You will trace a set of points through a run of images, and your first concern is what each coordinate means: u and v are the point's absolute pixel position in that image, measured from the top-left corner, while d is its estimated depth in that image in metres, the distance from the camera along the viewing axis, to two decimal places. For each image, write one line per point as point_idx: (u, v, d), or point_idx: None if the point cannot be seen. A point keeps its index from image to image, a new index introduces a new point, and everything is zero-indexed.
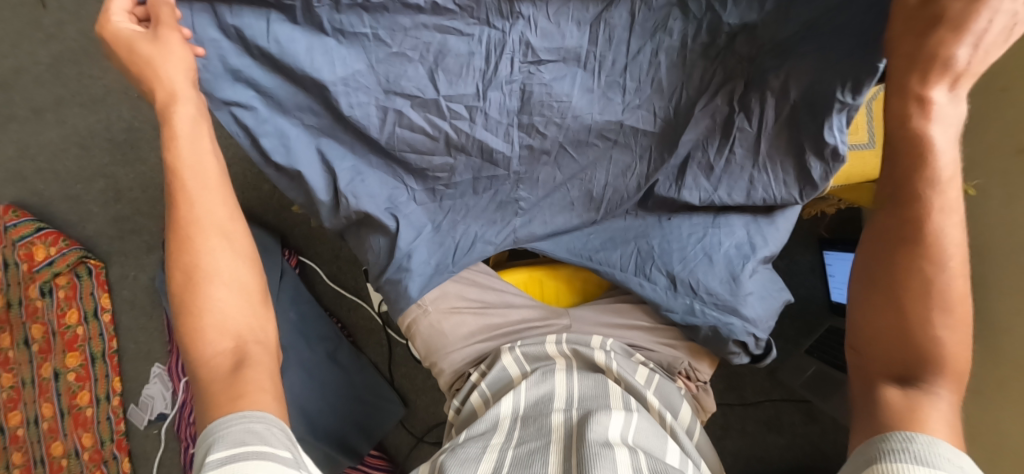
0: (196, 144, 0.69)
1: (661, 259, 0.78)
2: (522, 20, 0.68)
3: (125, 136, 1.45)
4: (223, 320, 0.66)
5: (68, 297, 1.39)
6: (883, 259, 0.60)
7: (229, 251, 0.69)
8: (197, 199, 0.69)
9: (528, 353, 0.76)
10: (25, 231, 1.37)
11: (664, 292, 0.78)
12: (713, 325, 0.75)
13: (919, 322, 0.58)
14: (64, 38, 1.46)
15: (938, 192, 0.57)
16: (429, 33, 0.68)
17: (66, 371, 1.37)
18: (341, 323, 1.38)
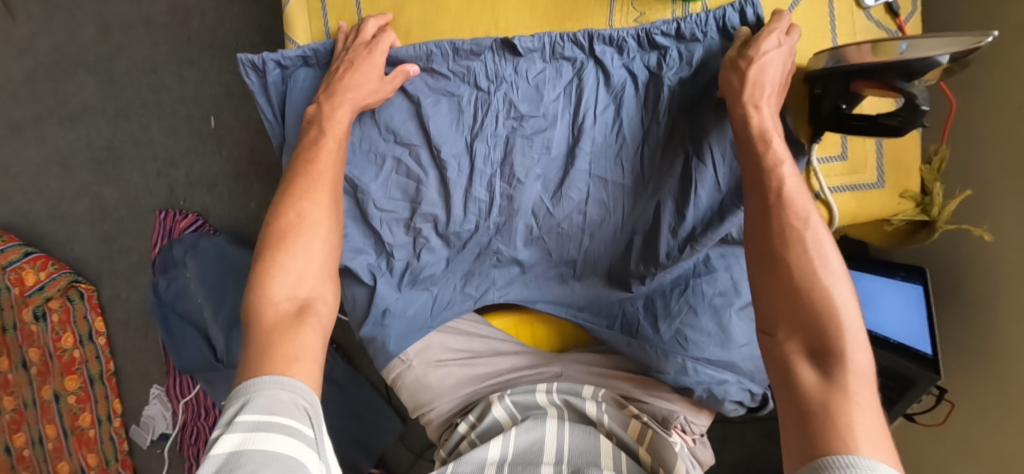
0: (313, 244, 0.71)
1: (648, 318, 0.81)
2: (505, 84, 0.78)
3: (106, 154, 1.39)
4: (287, 272, 0.69)
5: (62, 322, 1.36)
6: (763, 285, 0.63)
7: (297, 279, 0.69)
8: (295, 223, 0.71)
9: (519, 402, 0.77)
10: (13, 256, 1.34)
11: (658, 352, 0.79)
12: (706, 387, 0.76)
13: (815, 328, 0.58)
14: (37, 52, 1.39)
15: (775, 296, 0.62)
16: (428, 93, 0.79)
17: (67, 393, 1.35)
18: (336, 343, 1.34)
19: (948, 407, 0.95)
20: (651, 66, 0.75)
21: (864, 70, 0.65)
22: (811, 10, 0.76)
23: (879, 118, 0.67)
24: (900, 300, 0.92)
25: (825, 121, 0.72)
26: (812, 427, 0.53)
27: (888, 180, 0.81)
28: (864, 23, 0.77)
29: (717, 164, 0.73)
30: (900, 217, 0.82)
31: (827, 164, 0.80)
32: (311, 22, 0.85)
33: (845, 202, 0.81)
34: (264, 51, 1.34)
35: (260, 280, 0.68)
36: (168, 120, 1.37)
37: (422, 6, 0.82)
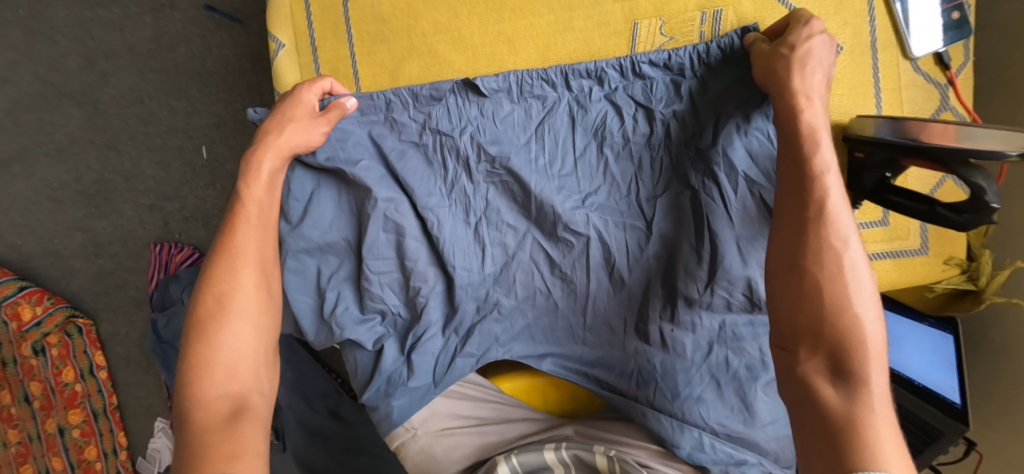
0: (241, 329, 0.69)
1: (664, 381, 0.75)
2: (470, 127, 0.78)
3: (97, 188, 1.36)
4: (220, 364, 0.66)
5: (61, 356, 1.33)
6: (782, 298, 0.60)
7: (234, 368, 0.67)
8: (220, 307, 0.69)
9: (527, 462, 0.70)
10: (7, 291, 1.30)
11: (673, 425, 0.74)
12: (724, 468, 0.72)
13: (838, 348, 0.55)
14: (18, 81, 1.34)
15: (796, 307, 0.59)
16: (400, 144, 0.79)
17: (71, 427, 1.33)
18: (340, 378, 1.34)
19: (976, 457, 0.91)
20: (637, 97, 0.76)
21: (916, 149, 0.61)
22: (853, 67, 0.77)
23: (937, 205, 0.63)
24: (926, 346, 0.89)
25: (869, 192, 0.70)
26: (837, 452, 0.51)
27: (932, 247, 0.84)
28: (910, 76, 0.77)
29: (728, 198, 0.72)
30: (944, 283, 0.85)
31: (869, 230, 0.83)
32: (304, 75, 0.84)
33: (886, 269, 0.84)
34: (255, 80, 1.30)
35: (191, 380, 0.65)
36: (158, 152, 1.33)
37: (424, 60, 0.82)
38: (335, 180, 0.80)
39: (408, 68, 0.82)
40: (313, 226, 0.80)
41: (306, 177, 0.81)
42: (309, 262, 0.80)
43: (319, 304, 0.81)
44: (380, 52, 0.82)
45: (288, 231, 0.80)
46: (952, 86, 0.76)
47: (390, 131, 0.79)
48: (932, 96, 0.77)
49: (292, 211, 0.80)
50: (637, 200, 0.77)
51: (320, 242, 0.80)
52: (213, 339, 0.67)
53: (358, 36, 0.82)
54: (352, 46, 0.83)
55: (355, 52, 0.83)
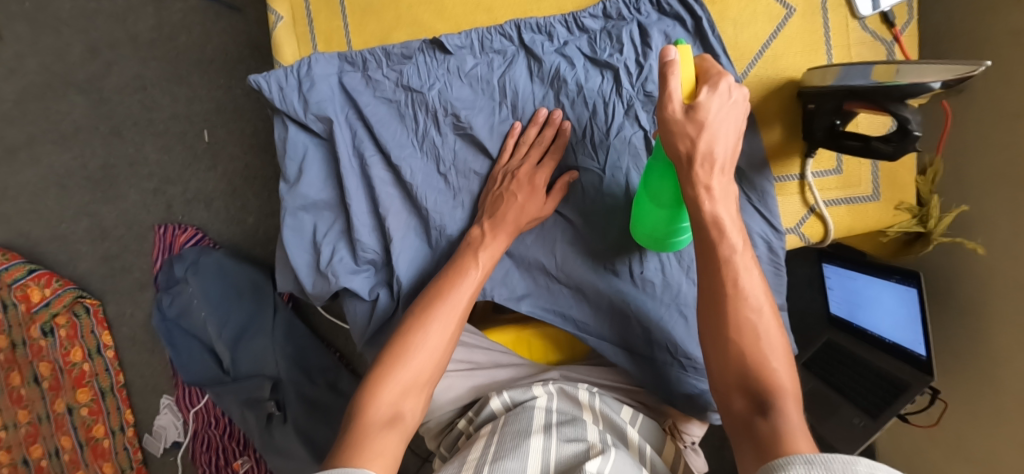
0: (440, 325, 0.70)
1: (637, 318, 0.77)
2: (437, 85, 0.77)
3: (102, 173, 1.41)
4: (419, 365, 0.68)
5: (69, 337, 1.38)
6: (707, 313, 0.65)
7: (409, 382, 0.67)
8: (448, 305, 0.71)
9: (516, 395, 0.75)
10: (18, 273, 1.36)
11: (643, 357, 0.78)
12: (688, 396, 0.77)
13: (754, 364, 0.63)
14: (25, 72, 1.39)
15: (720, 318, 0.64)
16: (372, 100, 0.78)
17: (79, 406, 1.38)
18: (340, 353, 1.38)
19: (940, 407, 0.97)
20: (586, 52, 0.75)
21: (855, 92, 0.63)
22: (804, 28, 0.73)
23: (873, 140, 0.63)
24: (896, 303, 0.96)
25: (820, 140, 0.69)
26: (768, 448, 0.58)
27: (884, 193, 0.75)
28: (859, 35, 0.73)
29: None
30: (895, 229, 0.76)
31: (821, 178, 0.74)
32: (301, 46, 0.84)
33: (840, 215, 0.75)
34: (254, 65, 1.35)
35: (375, 379, 0.67)
36: (161, 137, 1.38)
37: (410, 31, 0.82)
38: (316, 139, 0.81)
39: (396, 37, 0.82)
40: (309, 182, 0.81)
41: (301, 137, 0.81)
42: (305, 218, 0.82)
43: (315, 258, 0.82)
44: (369, 23, 0.83)
45: (287, 190, 0.81)
46: (898, 43, 0.73)
47: (365, 88, 0.78)
48: (880, 52, 0.73)
49: (289, 170, 0.81)
50: (592, 143, 0.75)
51: (312, 199, 0.81)
52: (409, 338, 0.69)
53: (349, 7, 0.83)
54: (345, 18, 0.83)
55: (347, 21, 0.83)
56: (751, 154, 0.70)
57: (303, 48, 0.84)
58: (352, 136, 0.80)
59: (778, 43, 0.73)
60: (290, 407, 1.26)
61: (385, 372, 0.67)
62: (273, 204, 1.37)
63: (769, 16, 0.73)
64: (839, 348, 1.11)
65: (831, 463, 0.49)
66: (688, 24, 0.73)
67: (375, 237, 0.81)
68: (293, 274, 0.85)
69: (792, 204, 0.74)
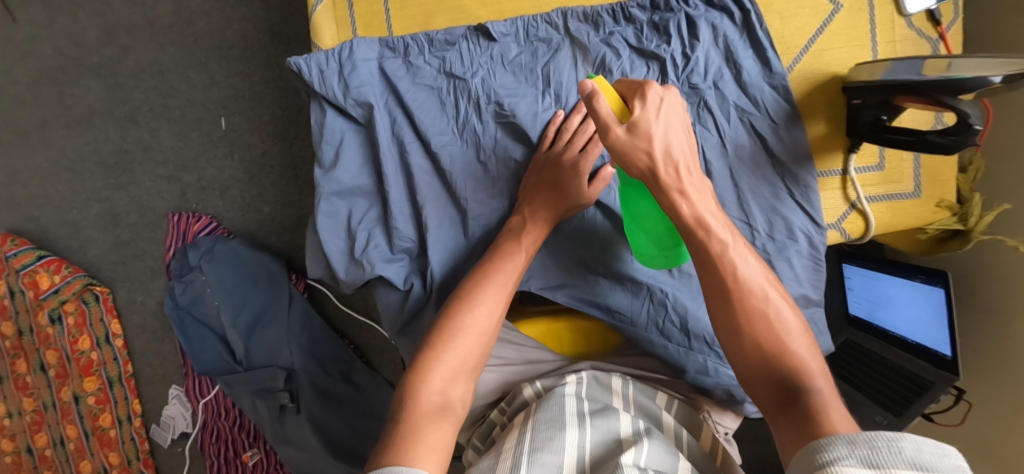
0: (482, 310, 0.69)
1: (675, 311, 0.77)
2: (481, 72, 0.78)
3: (116, 159, 1.39)
4: (466, 349, 0.66)
5: (77, 325, 1.36)
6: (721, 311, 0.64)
7: (455, 367, 0.65)
8: (485, 289, 0.70)
9: (547, 383, 0.76)
10: (27, 260, 1.34)
11: (680, 349, 0.78)
12: (726, 388, 0.77)
13: (774, 349, 0.62)
14: (39, 55, 1.37)
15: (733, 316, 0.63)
16: (412, 86, 0.79)
17: (86, 395, 1.37)
18: (353, 345, 1.37)
19: (965, 407, 0.97)
20: (632, 42, 0.76)
21: (906, 85, 0.64)
22: (850, 23, 0.75)
23: (927, 134, 0.64)
24: (921, 303, 0.96)
25: (865, 134, 0.71)
26: (808, 425, 0.55)
27: (925, 189, 0.77)
28: (904, 31, 0.75)
29: (721, 128, 0.75)
30: (934, 226, 0.78)
31: (863, 174, 0.76)
32: (341, 31, 0.83)
33: (882, 211, 0.77)
34: (273, 53, 1.34)
35: (423, 363, 0.65)
36: (177, 124, 1.36)
37: (452, 16, 0.83)
38: (354, 123, 0.81)
39: (437, 22, 0.82)
40: (346, 167, 0.80)
41: (339, 122, 0.80)
42: (338, 203, 0.81)
43: (349, 244, 0.81)
44: (411, 7, 0.82)
45: (322, 175, 0.80)
46: (943, 41, 0.75)
47: (406, 74, 0.79)
48: (924, 49, 0.75)
49: (324, 155, 0.81)
50: None
51: (347, 185, 0.80)
52: (456, 320, 0.67)
53: None
54: (387, 3, 0.82)
55: (389, 7, 0.82)
56: (795, 147, 0.74)
57: (342, 32, 0.84)
58: (391, 122, 0.80)
59: (824, 37, 0.75)
60: (303, 398, 1.25)
61: (430, 357, 0.65)
62: (289, 193, 1.36)
63: (815, 11, 0.75)
64: (859, 347, 1.11)
65: (876, 442, 0.47)
66: (735, 18, 0.74)
67: (412, 225, 0.80)
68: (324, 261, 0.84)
69: (833, 198, 0.76)
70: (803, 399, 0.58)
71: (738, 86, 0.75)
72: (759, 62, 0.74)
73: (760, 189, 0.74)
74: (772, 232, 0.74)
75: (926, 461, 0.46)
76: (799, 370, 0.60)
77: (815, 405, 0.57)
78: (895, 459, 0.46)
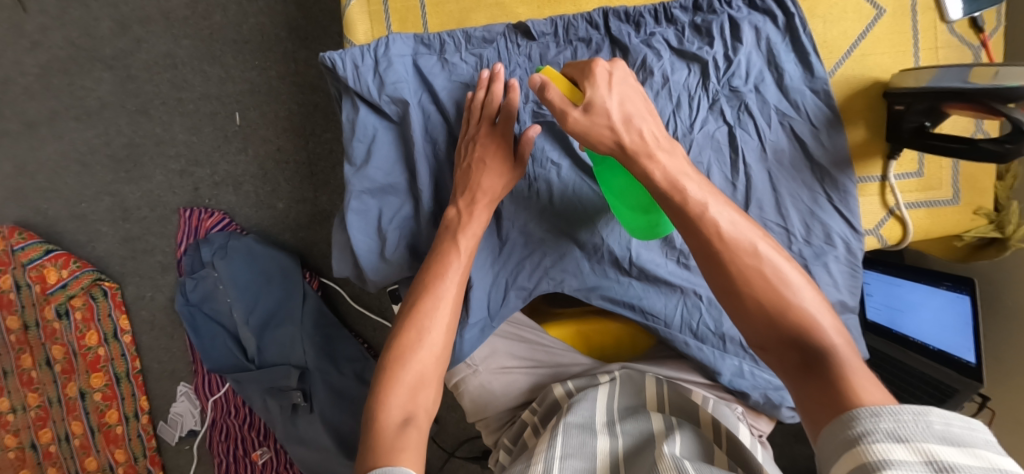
0: (435, 316, 0.71)
1: (710, 312, 0.78)
2: (518, 71, 0.79)
3: (127, 152, 1.37)
4: (422, 356, 0.68)
5: (85, 319, 1.34)
6: (715, 277, 0.60)
7: (418, 379, 0.67)
8: (433, 291, 0.72)
9: (579, 383, 0.76)
10: (35, 254, 1.32)
11: (714, 352, 0.78)
12: (763, 392, 0.77)
13: (776, 307, 0.57)
14: (50, 45, 1.35)
15: (729, 278, 0.59)
16: (448, 83, 0.80)
17: (92, 391, 1.35)
18: (367, 344, 1.36)
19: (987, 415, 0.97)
20: (673, 44, 0.78)
21: (958, 92, 0.67)
22: (894, 28, 0.79)
23: (979, 141, 0.67)
24: (946, 311, 0.95)
25: (908, 140, 0.75)
26: (832, 393, 0.51)
27: (963, 197, 0.82)
28: (946, 38, 0.80)
29: (761, 131, 0.77)
30: (972, 233, 0.82)
31: (903, 180, 0.81)
32: (374, 26, 0.83)
33: (920, 218, 0.82)
34: (290, 48, 1.32)
35: (384, 382, 0.66)
36: (190, 118, 1.35)
37: (491, 13, 0.83)
38: (386, 120, 0.80)
39: (475, 19, 0.83)
40: (379, 163, 0.80)
41: (371, 119, 0.80)
42: (370, 201, 0.80)
43: (381, 243, 0.81)
44: (448, 3, 0.83)
45: (353, 172, 0.80)
46: (985, 47, 0.80)
47: (443, 72, 0.80)
48: (966, 55, 0.80)
49: (355, 152, 0.80)
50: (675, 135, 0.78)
51: (380, 183, 0.80)
52: (410, 334, 0.69)
53: None
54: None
55: (424, 2, 0.82)
56: (836, 152, 0.77)
57: (376, 27, 0.83)
58: (426, 120, 0.80)
59: (867, 43, 0.79)
60: (316, 397, 1.24)
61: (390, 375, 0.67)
62: (304, 189, 1.35)
63: (859, 15, 0.79)
64: (877, 353, 1.10)
65: (901, 415, 0.45)
66: (779, 21, 0.77)
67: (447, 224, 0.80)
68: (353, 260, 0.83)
69: (871, 204, 0.81)
70: (824, 364, 0.54)
71: (779, 89, 0.78)
72: (801, 66, 0.77)
73: (799, 193, 0.77)
74: (806, 235, 0.76)
75: (957, 435, 0.43)
76: (810, 329, 0.56)
77: (835, 369, 0.53)
78: (923, 433, 0.43)
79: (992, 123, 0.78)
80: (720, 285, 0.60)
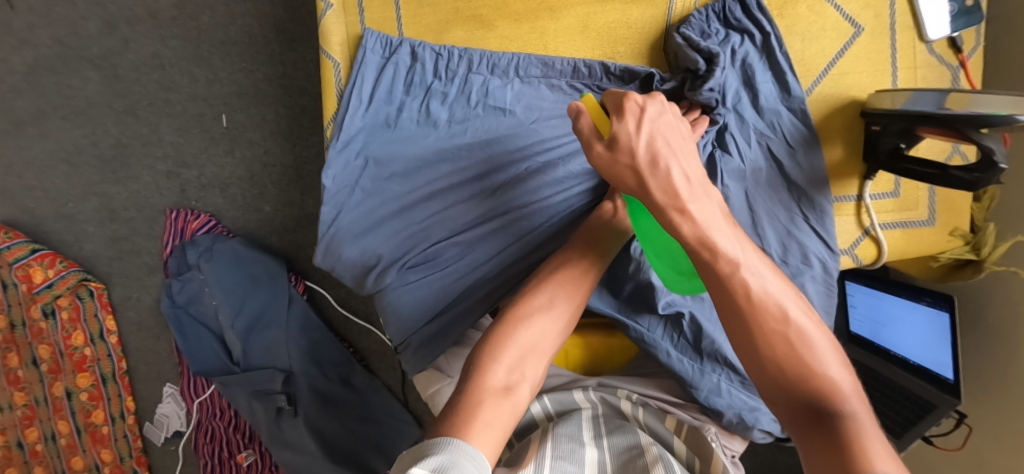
0: (560, 298, 0.72)
1: (691, 325, 0.78)
2: (497, 75, 0.84)
3: (114, 153, 1.36)
4: (539, 333, 0.70)
5: (71, 320, 1.34)
6: (735, 325, 0.59)
7: (528, 350, 0.69)
8: (558, 275, 0.74)
9: (558, 403, 0.75)
10: (20, 253, 1.31)
11: (693, 367, 0.77)
12: (737, 412, 0.75)
13: (795, 374, 0.57)
14: (37, 44, 1.34)
15: (749, 328, 0.58)
16: (432, 80, 0.84)
17: (79, 391, 1.34)
18: (353, 348, 1.36)
19: (965, 432, 0.97)
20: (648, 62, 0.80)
21: (930, 117, 0.67)
22: (872, 46, 0.79)
23: (949, 168, 0.68)
24: (925, 328, 0.94)
25: (884, 162, 0.75)
26: (839, 452, 0.51)
27: (940, 218, 0.82)
28: (925, 57, 0.79)
29: (741, 152, 0.78)
30: (946, 255, 0.82)
31: (879, 201, 0.81)
32: (351, 35, 0.85)
33: (895, 238, 0.82)
34: (278, 50, 1.32)
35: (495, 342, 0.68)
36: (178, 119, 1.34)
37: (468, 26, 0.84)
38: (372, 111, 0.84)
39: (451, 32, 0.84)
40: (359, 152, 0.83)
41: (359, 108, 0.83)
42: (361, 198, 0.83)
43: (356, 231, 0.83)
44: (425, 15, 0.85)
45: (334, 158, 0.82)
46: (963, 68, 0.80)
47: (428, 68, 0.84)
48: (944, 76, 0.80)
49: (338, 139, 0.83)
50: None
51: (359, 171, 0.83)
52: (530, 300, 0.72)
53: None
54: (399, 11, 0.84)
55: (401, 16, 0.85)
56: (813, 173, 0.77)
57: (353, 38, 0.85)
58: (410, 111, 0.84)
59: (845, 61, 0.79)
60: (301, 401, 1.24)
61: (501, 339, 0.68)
62: (291, 193, 1.34)
63: (838, 33, 0.78)
64: (859, 364, 1.09)
65: None
66: (757, 40, 0.78)
67: (423, 216, 0.83)
68: (326, 247, 0.84)
69: (847, 224, 0.81)
70: (836, 424, 0.54)
71: (755, 108, 0.79)
72: (778, 85, 0.78)
73: (776, 213, 0.77)
74: (781, 255, 0.76)
75: None
76: (824, 388, 0.56)
77: (849, 433, 0.53)
78: None
79: (968, 147, 0.78)
80: (739, 331, 0.59)
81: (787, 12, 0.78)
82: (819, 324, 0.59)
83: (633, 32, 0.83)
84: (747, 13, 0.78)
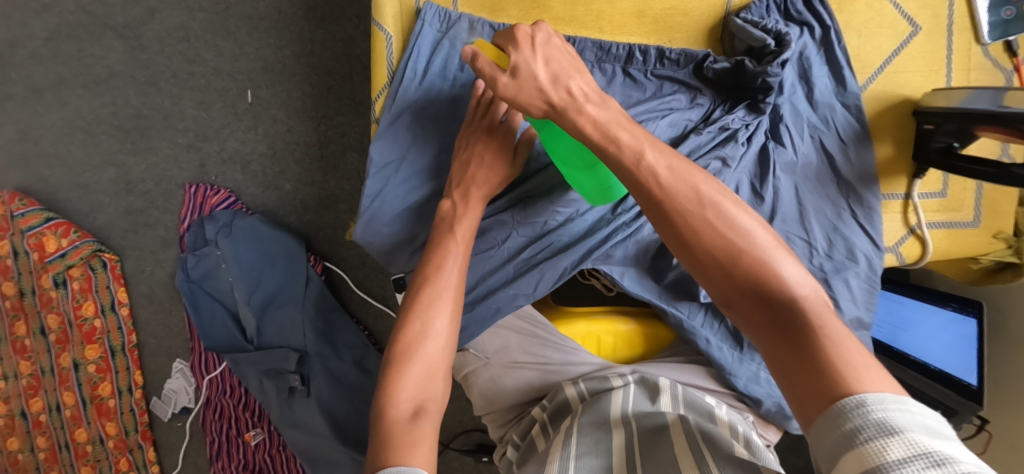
0: (449, 270, 0.72)
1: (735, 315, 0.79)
2: None
3: (134, 124, 1.35)
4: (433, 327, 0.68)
5: (83, 290, 1.33)
6: (671, 234, 0.58)
7: (428, 346, 0.66)
8: (435, 257, 0.73)
9: (591, 387, 0.75)
10: (35, 221, 1.30)
11: (732, 356, 0.78)
12: (776, 401, 0.77)
13: (732, 261, 0.55)
14: (61, 10, 1.32)
15: (680, 229, 0.57)
16: None
17: (87, 362, 1.33)
18: (368, 331, 1.35)
19: (984, 439, 0.98)
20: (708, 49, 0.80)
21: (990, 114, 0.67)
22: (928, 46, 0.80)
23: (1010, 165, 0.68)
24: (949, 335, 0.95)
25: (934, 160, 0.77)
26: (809, 362, 0.49)
27: (984, 220, 0.83)
28: (980, 60, 0.81)
29: (794, 144, 0.78)
30: (989, 257, 0.83)
31: (926, 199, 0.82)
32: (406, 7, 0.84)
33: (939, 238, 0.83)
34: (306, 28, 1.30)
35: (396, 358, 0.66)
36: (201, 92, 1.33)
37: (523, 5, 0.84)
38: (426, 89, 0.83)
39: (506, 9, 0.84)
40: (409, 130, 0.83)
41: (412, 86, 0.83)
42: (406, 173, 0.83)
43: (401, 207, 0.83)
44: None
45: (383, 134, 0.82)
46: (1018, 71, 0.80)
47: None
48: (997, 79, 0.81)
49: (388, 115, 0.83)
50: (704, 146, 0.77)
51: (407, 148, 0.83)
52: (429, 283, 0.71)
53: None
54: None
55: None
56: (861, 168, 0.78)
57: (405, 11, 0.84)
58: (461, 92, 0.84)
59: (900, 60, 0.80)
60: (314, 381, 1.23)
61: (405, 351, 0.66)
62: (313, 172, 1.33)
63: (894, 31, 0.80)
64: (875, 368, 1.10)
65: (886, 404, 0.43)
66: (816, 33, 0.79)
67: None
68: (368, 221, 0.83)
69: (893, 222, 0.82)
70: (794, 322, 0.52)
71: (809, 101, 0.79)
72: (833, 79, 0.79)
73: (824, 208, 0.77)
74: (829, 249, 0.76)
75: (934, 424, 0.42)
76: (774, 286, 0.54)
77: (808, 332, 0.51)
78: (911, 423, 0.41)
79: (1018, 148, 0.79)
80: (674, 237, 0.58)
81: (846, 8, 0.80)
82: (740, 205, 0.57)
83: (689, 19, 0.83)
84: (808, 6, 0.80)
